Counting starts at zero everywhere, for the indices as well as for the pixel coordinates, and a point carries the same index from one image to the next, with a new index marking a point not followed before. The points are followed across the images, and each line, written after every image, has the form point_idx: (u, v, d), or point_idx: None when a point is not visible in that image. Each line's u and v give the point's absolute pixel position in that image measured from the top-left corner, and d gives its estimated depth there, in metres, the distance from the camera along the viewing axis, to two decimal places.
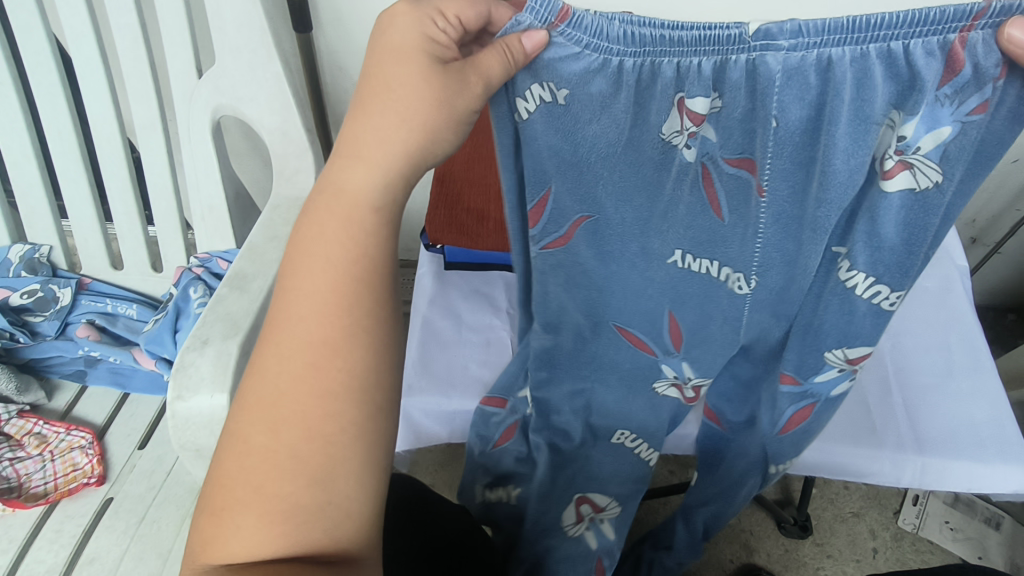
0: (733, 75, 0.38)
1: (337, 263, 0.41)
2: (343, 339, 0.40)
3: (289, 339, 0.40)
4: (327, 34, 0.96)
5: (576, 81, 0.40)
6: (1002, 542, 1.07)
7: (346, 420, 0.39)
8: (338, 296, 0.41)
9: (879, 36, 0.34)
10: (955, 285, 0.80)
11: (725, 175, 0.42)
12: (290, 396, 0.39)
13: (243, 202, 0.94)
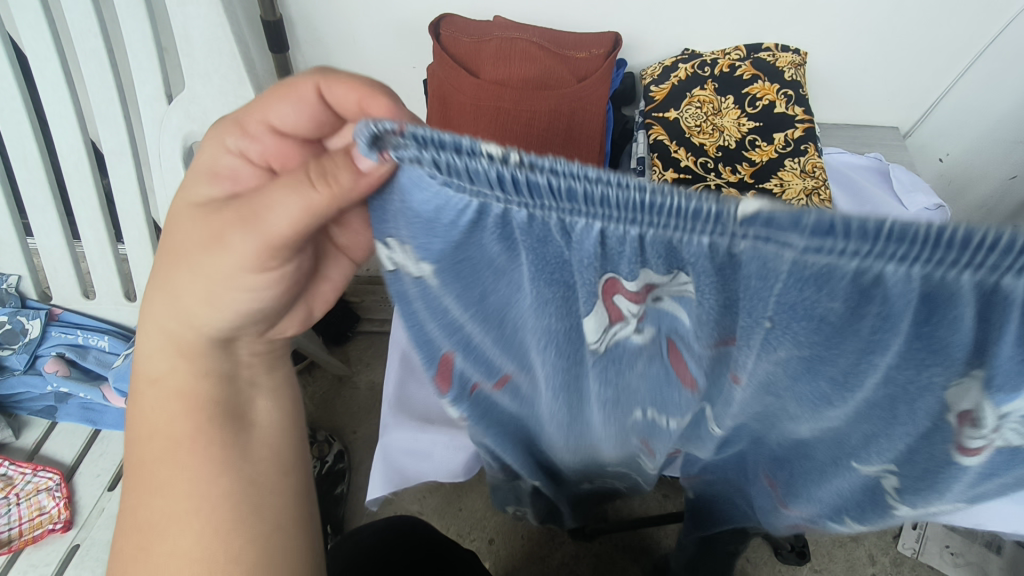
0: (696, 258, 0.27)
1: (183, 424, 0.44)
2: (193, 438, 0.43)
3: (146, 456, 0.43)
4: (306, 54, 0.93)
5: (444, 227, 0.30)
6: (1004, 568, 1.03)
7: (223, 503, 0.42)
8: (192, 456, 0.43)
9: (931, 250, 0.23)
10: None
11: (701, 357, 0.33)
12: (161, 500, 0.42)
13: None
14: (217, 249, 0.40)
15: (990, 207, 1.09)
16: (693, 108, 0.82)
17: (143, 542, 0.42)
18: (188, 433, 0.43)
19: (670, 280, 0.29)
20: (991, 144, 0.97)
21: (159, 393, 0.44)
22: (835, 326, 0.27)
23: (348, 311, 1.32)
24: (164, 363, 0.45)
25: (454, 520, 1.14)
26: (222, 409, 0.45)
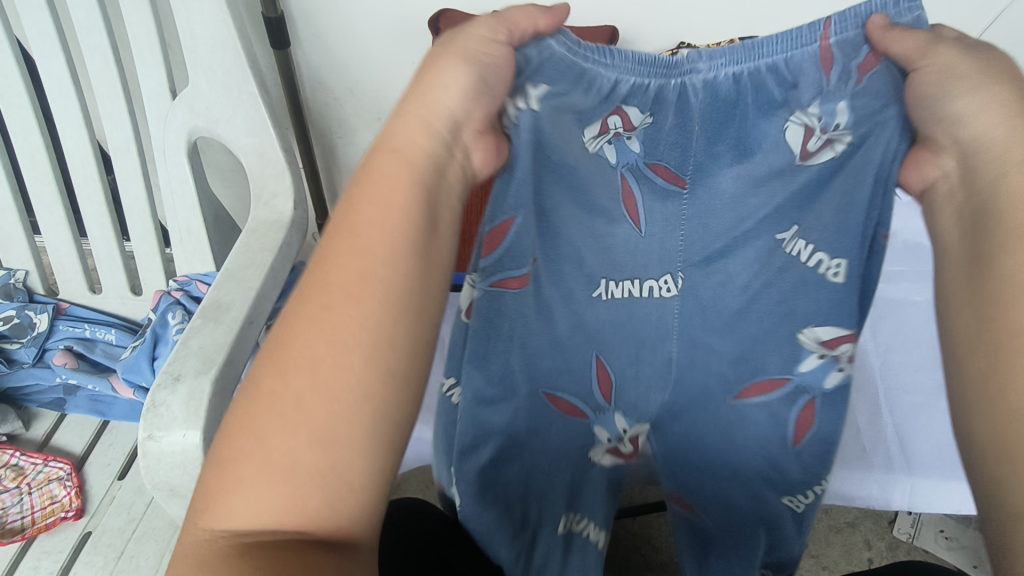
0: (657, 101, 0.50)
1: (390, 232, 0.39)
2: (395, 233, 0.39)
3: (358, 216, 0.39)
4: (307, 51, 0.94)
5: (554, 91, 0.48)
6: None
7: (384, 321, 0.36)
8: (375, 265, 0.38)
9: (764, 52, 0.47)
10: None
11: (643, 178, 0.53)
12: (342, 276, 0.37)
13: (222, 223, 0.92)
14: (449, 74, 0.44)
15: None
16: None
17: (298, 348, 0.35)
18: (382, 233, 0.39)
19: (642, 118, 0.51)
20: None
21: (371, 187, 0.40)
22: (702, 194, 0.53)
23: None
24: (403, 143, 0.43)
25: None
26: (422, 225, 0.40)
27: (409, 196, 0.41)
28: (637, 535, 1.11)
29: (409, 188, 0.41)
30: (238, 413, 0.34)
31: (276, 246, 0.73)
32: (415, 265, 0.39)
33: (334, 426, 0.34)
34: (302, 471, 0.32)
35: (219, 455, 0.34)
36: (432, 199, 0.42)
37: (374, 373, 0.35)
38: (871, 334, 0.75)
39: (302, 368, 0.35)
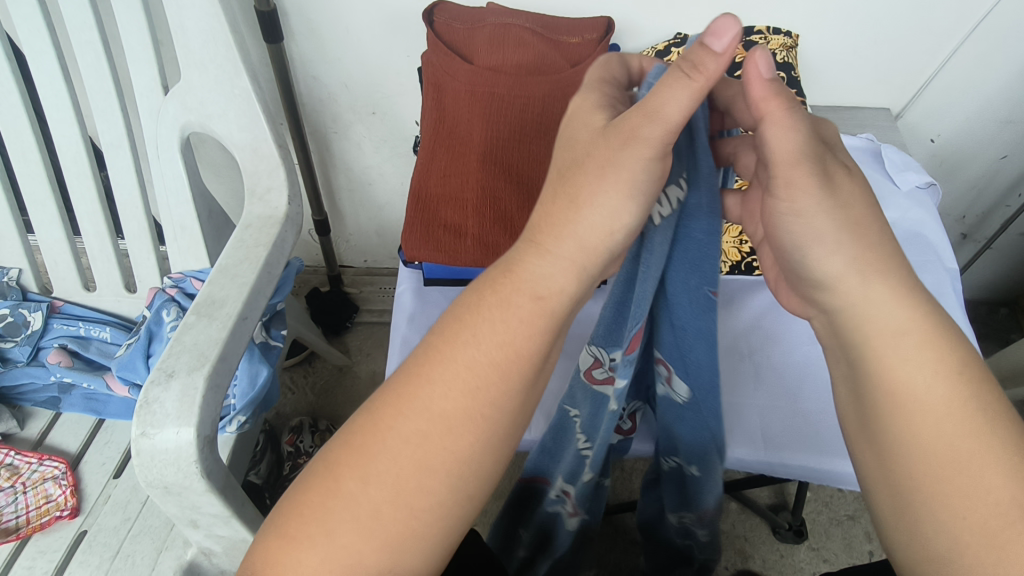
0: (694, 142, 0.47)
1: (506, 377, 0.38)
2: (506, 371, 0.38)
3: (475, 335, 0.39)
4: (301, 45, 0.93)
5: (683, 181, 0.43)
6: None
7: (475, 455, 0.37)
8: (484, 410, 0.38)
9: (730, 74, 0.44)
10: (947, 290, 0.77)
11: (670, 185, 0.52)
12: (449, 397, 0.37)
13: (217, 220, 0.91)
14: (609, 205, 0.38)
15: (982, 186, 1.10)
16: None
17: (384, 460, 0.37)
18: (498, 385, 0.38)
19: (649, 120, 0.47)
20: (980, 125, 0.99)
21: (498, 323, 0.39)
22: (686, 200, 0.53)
23: (346, 302, 1.34)
24: (549, 288, 0.39)
25: None
26: (534, 365, 0.39)
27: (532, 339, 0.39)
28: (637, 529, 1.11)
29: (536, 332, 0.39)
30: (321, 498, 0.36)
31: (271, 242, 0.72)
32: (517, 408, 0.39)
33: (405, 543, 0.36)
34: (365, 574, 0.35)
35: (292, 536, 0.36)
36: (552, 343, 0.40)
37: (453, 503, 0.37)
38: None
39: (390, 476, 0.36)
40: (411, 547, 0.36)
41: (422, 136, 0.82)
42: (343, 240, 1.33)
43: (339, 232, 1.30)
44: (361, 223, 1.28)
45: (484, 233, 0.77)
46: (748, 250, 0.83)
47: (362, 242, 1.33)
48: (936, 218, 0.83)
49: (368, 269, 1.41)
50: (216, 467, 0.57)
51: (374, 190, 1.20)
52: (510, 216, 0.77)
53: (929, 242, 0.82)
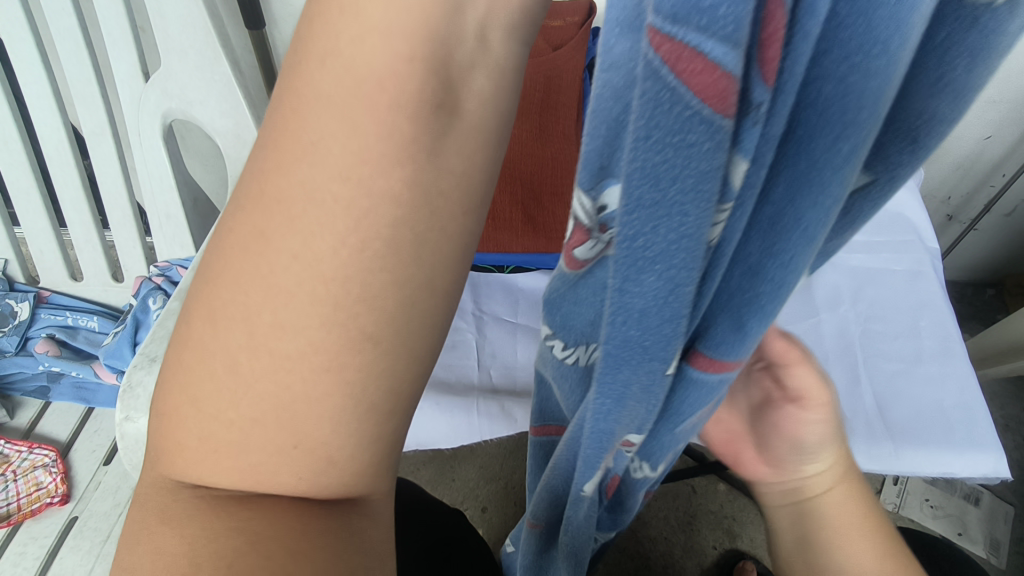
0: None
1: (361, 113, 0.21)
2: (371, 94, 0.21)
3: (312, 60, 0.22)
4: (284, 32, 0.94)
5: None
6: (981, 518, 1.09)
7: (372, 231, 0.21)
8: (321, 175, 0.21)
9: None
10: (925, 269, 0.78)
11: None
12: (296, 154, 0.22)
13: (202, 207, 0.91)
14: None
15: (967, 167, 1.11)
16: None
17: (227, 283, 0.22)
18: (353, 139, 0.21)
19: None
20: None
21: (328, 23, 0.21)
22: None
23: None
24: None
25: (447, 491, 1.17)
26: (429, 88, 0.22)
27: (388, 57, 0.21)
28: None
29: (398, 32, 0.21)
30: (179, 353, 0.23)
31: None
32: (410, 183, 0.22)
33: (294, 401, 0.21)
34: (259, 453, 0.22)
35: (163, 421, 0.23)
36: (451, 80, 0.22)
37: (347, 330, 0.21)
38: (851, 303, 0.76)
39: (240, 301, 0.22)
40: (317, 404, 0.22)
41: None
42: None
43: None
44: None
45: None
46: None
47: None
48: (917, 199, 0.84)
49: None
50: None
51: None
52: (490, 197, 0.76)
53: (910, 222, 0.83)
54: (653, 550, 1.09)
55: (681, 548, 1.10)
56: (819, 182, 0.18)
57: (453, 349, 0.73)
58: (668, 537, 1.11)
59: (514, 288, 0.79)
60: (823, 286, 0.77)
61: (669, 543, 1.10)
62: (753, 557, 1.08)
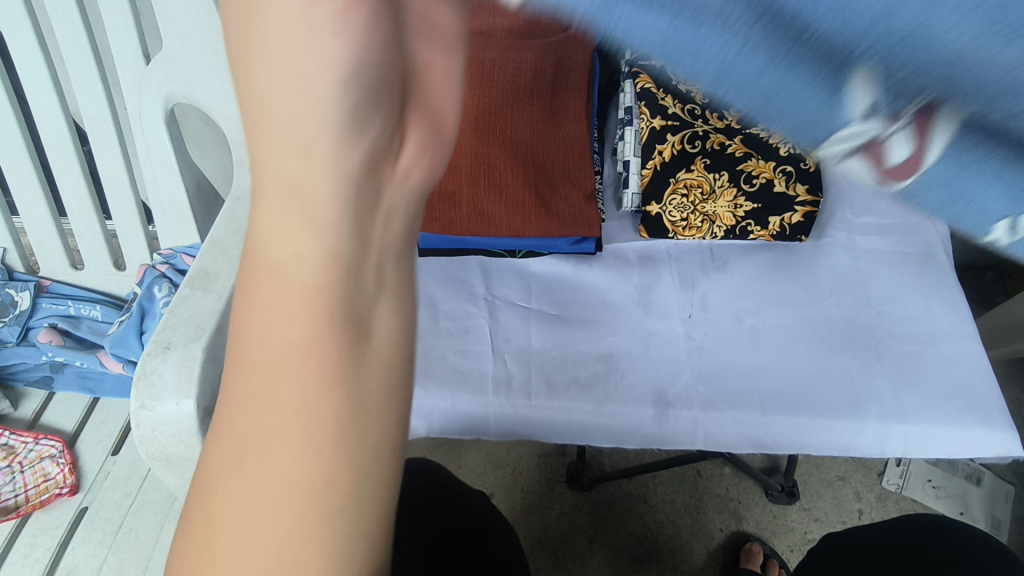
0: None
1: (284, 413, 0.20)
2: (307, 398, 0.20)
3: (255, 355, 0.20)
4: None
5: None
6: (982, 498, 1.11)
7: (307, 530, 0.20)
8: (273, 318, 0.20)
9: None
10: (936, 252, 0.78)
11: None
12: (251, 456, 0.20)
13: (205, 193, 0.89)
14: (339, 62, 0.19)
15: None
16: None
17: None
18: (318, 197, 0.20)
19: None
20: None
21: (251, 313, 0.20)
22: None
23: None
24: (275, 239, 0.20)
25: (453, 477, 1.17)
26: (344, 369, 0.20)
27: (300, 347, 0.20)
28: (634, 495, 1.14)
29: (313, 316, 0.20)
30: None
31: None
32: (331, 477, 0.20)
33: None
34: None
35: (179, 542, 0.21)
36: (360, 340, 0.20)
37: None
38: (866, 285, 0.76)
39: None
40: None
41: None
42: None
43: None
44: None
45: (481, 202, 0.73)
46: (742, 213, 0.79)
47: None
48: None
49: None
50: None
51: None
52: (503, 184, 0.73)
53: None
54: (660, 533, 1.10)
55: (688, 531, 1.11)
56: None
57: (467, 336, 0.72)
58: (674, 521, 1.12)
59: (526, 274, 0.78)
60: (835, 269, 0.78)
61: (676, 525, 1.11)
62: (759, 538, 1.09)
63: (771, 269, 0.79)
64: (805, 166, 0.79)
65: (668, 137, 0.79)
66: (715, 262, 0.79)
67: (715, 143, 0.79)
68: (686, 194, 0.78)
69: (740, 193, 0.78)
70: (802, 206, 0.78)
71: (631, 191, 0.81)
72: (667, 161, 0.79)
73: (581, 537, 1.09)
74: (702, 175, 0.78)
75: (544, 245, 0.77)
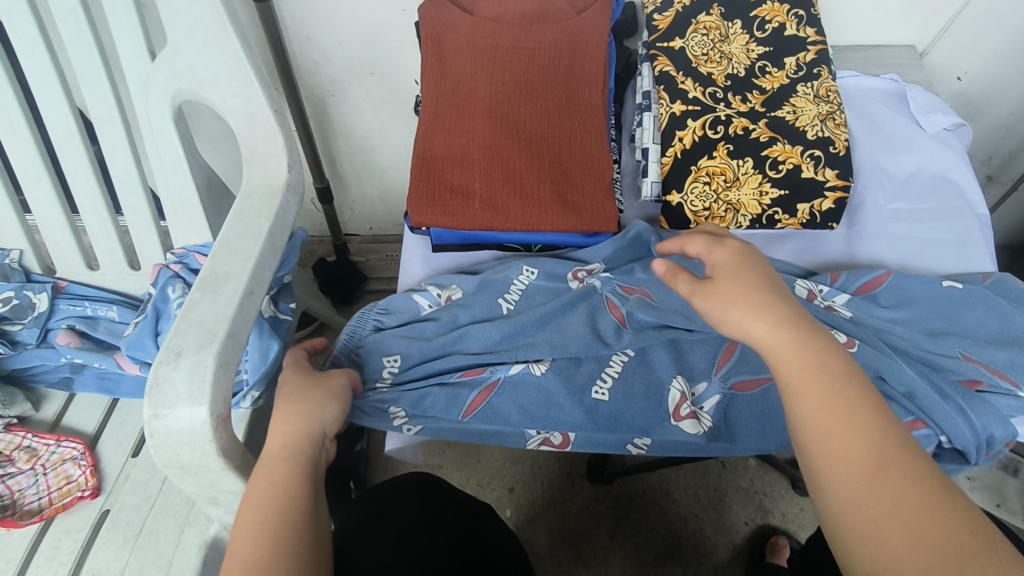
0: (505, 357, 0.68)
1: (270, 496, 0.46)
2: (279, 484, 0.47)
3: (259, 468, 0.48)
4: (291, 3, 0.90)
5: (533, 292, 0.73)
6: (1020, 489, 1.07)
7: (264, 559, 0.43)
8: (276, 460, 0.49)
9: (533, 331, 0.69)
10: (974, 237, 0.75)
11: (512, 372, 0.67)
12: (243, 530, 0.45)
13: (216, 191, 0.88)
14: (311, 396, 0.53)
15: (1010, 126, 1.06)
16: (699, 35, 0.82)
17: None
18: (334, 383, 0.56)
19: (514, 292, 0.73)
20: (1007, 62, 0.95)
21: (263, 467, 0.48)
22: (570, 354, 0.67)
23: (355, 271, 1.33)
24: (280, 442, 0.50)
25: (472, 470, 1.17)
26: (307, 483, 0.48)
27: (280, 475, 0.47)
28: (657, 488, 1.13)
29: (290, 465, 0.48)
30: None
31: (272, 213, 0.71)
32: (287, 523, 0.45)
33: None
34: None
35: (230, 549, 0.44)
36: (313, 474, 0.49)
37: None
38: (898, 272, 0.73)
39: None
40: None
41: (424, 97, 0.76)
42: (347, 208, 1.33)
43: (342, 200, 1.30)
44: (363, 189, 1.28)
45: (495, 197, 0.71)
46: (768, 201, 0.75)
47: (366, 210, 1.33)
48: (965, 162, 0.80)
49: (373, 237, 1.41)
50: (232, 444, 0.56)
51: (376, 154, 1.19)
52: (518, 177, 0.71)
53: (957, 187, 0.79)
54: (683, 527, 1.09)
55: (712, 525, 1.09)
56: (534, 414, 0.65)
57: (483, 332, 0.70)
58: (698, 515, 1.10)
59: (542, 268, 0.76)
60: (865, 256, 0.75)
61: (699, 519, 1.10)
62: (786, 532, 1.07)
63: (797, 258, 0.76)
64: (834, 150, 0.75)
65: (689, 123, 0.76)
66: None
67: (738, 128, 0.76)
68: (709, 181, 0.75)
69: (765, 180, 0.75)
70: (833, 193, 0.74)
71: (650, 180, 0.78)
72: (688, 148, 0.76)
73: (603, 532, 1.08)
74: (725, 162, 0.75)
75: (559, 241, 0.76)
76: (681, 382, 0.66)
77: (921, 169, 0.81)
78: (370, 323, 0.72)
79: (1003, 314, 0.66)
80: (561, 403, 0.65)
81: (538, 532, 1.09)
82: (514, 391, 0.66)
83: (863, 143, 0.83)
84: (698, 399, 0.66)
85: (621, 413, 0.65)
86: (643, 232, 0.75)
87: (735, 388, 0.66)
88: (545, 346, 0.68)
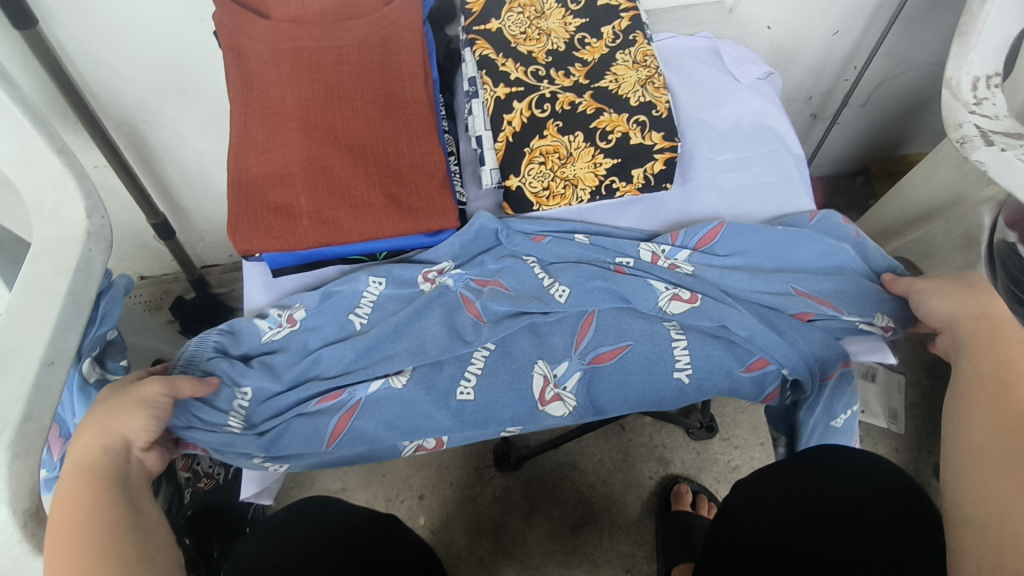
0: (362, 374, 0.64)
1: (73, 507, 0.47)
2: (81, 494, 0.48)
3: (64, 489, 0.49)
4: (66, 26, 0.80)
5: (384, 302, 0.70)
6: (879, 392, 1.18)
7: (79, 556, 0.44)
8: (75, 478, 0.49)
9: (392, 343, 0.66)
10: (793, 176, 0.80)
11: (373, 390, 0.64)
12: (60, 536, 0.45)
13: (13, 249, 0.78)
14: (105, 413, 0.53)
15: (821, 65, 1.15)
16: (515, 14, 0.81)
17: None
18: (142, 394, 0.56)
19: (364, 305, 0.69)
20: (806, 7, 1.01)
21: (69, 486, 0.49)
22: (429, 360, 0.65)
23: (219, 303, 1.24)
24: (81, 461, 0.50)
25: (377, 485, 1.13)
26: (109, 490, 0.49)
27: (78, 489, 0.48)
28: (564, 463, 1.15)
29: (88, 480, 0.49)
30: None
31: (70, 267, 0.60)
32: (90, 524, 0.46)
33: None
34: None
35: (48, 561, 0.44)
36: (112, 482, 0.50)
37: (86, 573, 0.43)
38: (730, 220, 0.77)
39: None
40: None
41: (232, 113, 0.70)
42: (196, 238, 1.23)
43: (188, 230, 1.20)
44: (210, 215, 1.18)
45: (324, 211, 0.66)
46: (603, 171, 0.76)
47: (219, 237, 1.24)
48: (779, 108, 0.85)
49: (234, 264, 1.32)
50: None
51: (213, 177, 1.10)
52: (344, 185, 0.67)
53: (774, 132, 0.84)
54: (594, 495, 1.11)
55: (620, 486, 1.12)
56: (398, 430, 0.63)
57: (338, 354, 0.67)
58: (605, 479, 1.13)
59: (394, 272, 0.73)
60: (699, 210, 0.78)
61: (608, 483, 1.13)
62: (687, 477, 1.13)
63: (639, 223, 0.78)
64: (657, 113, 0.77)
65: (515, 104, 0.75)
66: (585, 240, 0.74)
67: (564, 104, 0.76)
68: (544, 161, 0.75)
69: (597, 151, 0.75)
70: (662, 154, 0.76)
71: (489, 167, 0.76)
72: (518, 130, 0.75)
73: (518, 517, 1.09)
74: (556, 139, 0.75)
75: (406, 245, 0.73)
76: (544, 366, 0.66)
77: (742, 119, 0.85)
78: (211, 348, 0.67)
79: (831, 249, 0.70)
80: (425, 411, 0.63)
81: (454, 532, 1.09)
82: (377, 408, 0.64)
83: (686, 102, 0.86)
84: (560, 378, 0.66)
85: (488, 407, 0.64)
86: (487, 222, 0.72)
87: (594, 362, 0.66)
88: (403, 355, 0.65)
